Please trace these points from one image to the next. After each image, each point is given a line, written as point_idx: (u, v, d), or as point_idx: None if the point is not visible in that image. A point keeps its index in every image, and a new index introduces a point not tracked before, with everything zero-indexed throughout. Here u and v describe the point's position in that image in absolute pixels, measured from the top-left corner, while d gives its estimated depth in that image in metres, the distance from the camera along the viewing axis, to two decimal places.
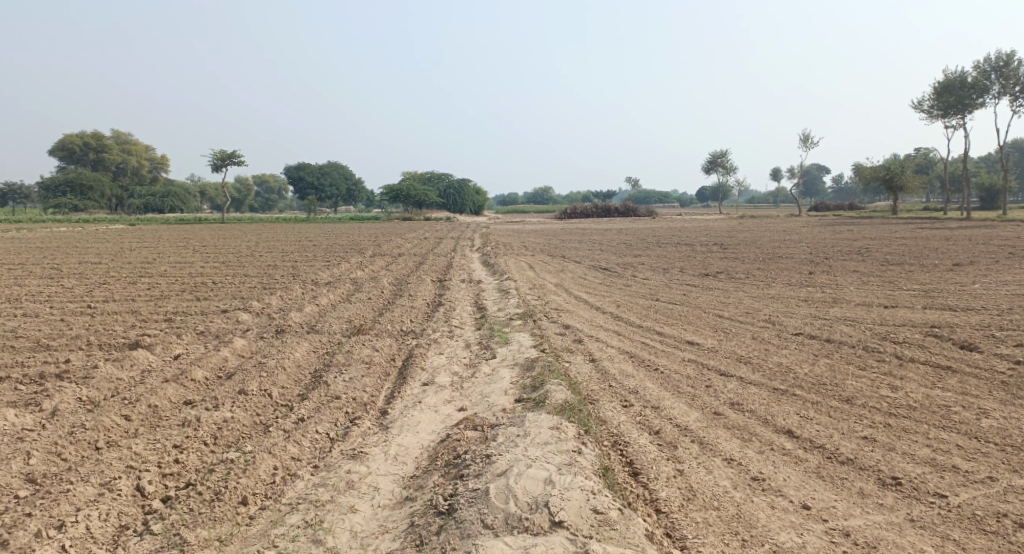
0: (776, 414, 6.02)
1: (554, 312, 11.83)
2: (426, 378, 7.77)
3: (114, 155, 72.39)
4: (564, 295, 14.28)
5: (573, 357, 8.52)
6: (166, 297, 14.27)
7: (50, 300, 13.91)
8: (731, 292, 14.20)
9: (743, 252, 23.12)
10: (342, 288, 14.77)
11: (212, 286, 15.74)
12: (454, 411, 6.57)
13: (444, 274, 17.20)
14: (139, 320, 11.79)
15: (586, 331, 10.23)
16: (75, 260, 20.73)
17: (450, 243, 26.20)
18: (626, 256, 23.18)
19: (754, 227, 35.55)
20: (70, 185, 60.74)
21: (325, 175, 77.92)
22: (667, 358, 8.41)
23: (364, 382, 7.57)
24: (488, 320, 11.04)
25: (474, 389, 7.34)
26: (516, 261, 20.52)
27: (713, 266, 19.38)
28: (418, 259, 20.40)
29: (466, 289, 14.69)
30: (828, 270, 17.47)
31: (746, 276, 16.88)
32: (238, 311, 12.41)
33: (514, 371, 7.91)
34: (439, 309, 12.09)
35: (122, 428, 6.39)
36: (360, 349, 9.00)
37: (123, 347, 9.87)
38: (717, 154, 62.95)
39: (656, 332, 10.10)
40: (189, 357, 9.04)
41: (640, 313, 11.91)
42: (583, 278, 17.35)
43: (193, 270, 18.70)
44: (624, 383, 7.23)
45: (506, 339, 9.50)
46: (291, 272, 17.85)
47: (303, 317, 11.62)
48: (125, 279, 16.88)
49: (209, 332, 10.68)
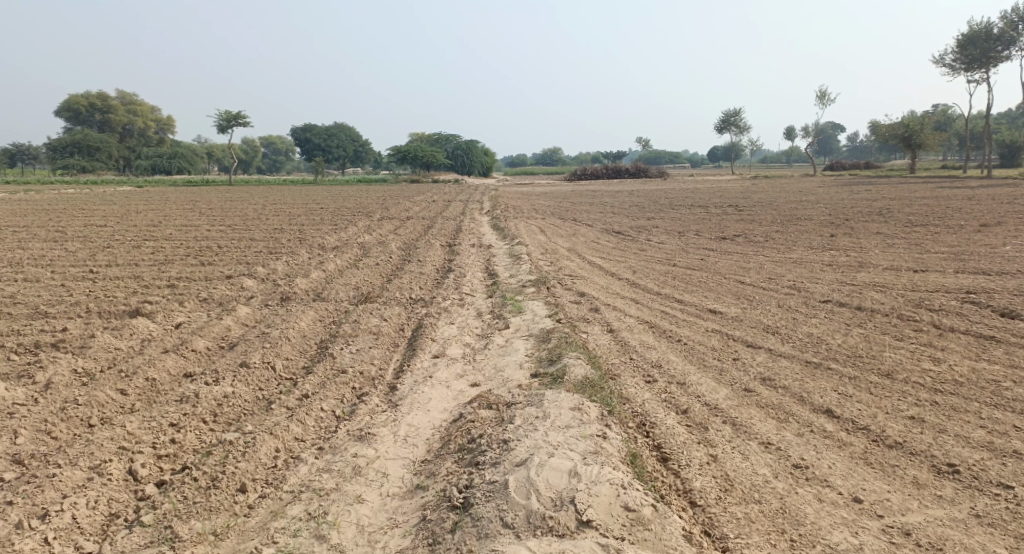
0: (811, 392, 5.60)
1: (568, 278, 11.42)
2: (436, 350, 7.40)
3: (121, 116, 71.86)
4: (578, 260, 13.84)
5: (591, 327, 8.13)
6: (170, 261, 13.91)
7: (52, 265, 13.57)
8: (751, 256, 13.70)
9: (759, 214, 22.55)
10: (350, 253, 14.37)
11: (218, 250, 15.35)
12: (467, 387, 6.21)
13: (454, 238, 16.74)
14: (141, 286, 11.45)
15: (603, 298, 9.81)
16: (79, 223, 20.39)
17: (459, 205, 25.68)
18: (639, 218, 22.66)
19: (769, 187, 34.85)
20: (78, 146, 60.46)
21: (332, 136, 77.09)
22: (689, 328, 8.00)
23: (372, 355, 7.21)
24: (500, 287, 10.64)
25: (487, 362, 6.97)
26: (527, 224, 20.04)
27: (729, 229, 18.84)
28: (427, 222, 19.98)
29: (476, 254, 14.26)
30: (850, 231, 16.93)
31: (765, 239, 16.36)
32: (243, 277, 12.04)
33: (529, 343, 7.53)
34: (449, 275, 11.68)
35: (116, 403, 6.06)
36: (367, 318, 8.63)
37: (123, 315, 9.55)
38: (729, 113, 61.67)
39: (676, 300, 9.67)
40: (191, 326, 8.70)
41: (658, 279, 11.46)
42: (595, 242, 16.87)
43: (198, 233, 18.36)
44: (647, 356, 6.84)
45: (519, 308, 9.10)
46: (298, 236, 17.47)
47: (309, 284, 11.24)
48: (130, 243, 16.52)
49: (212, 298, 10.33)
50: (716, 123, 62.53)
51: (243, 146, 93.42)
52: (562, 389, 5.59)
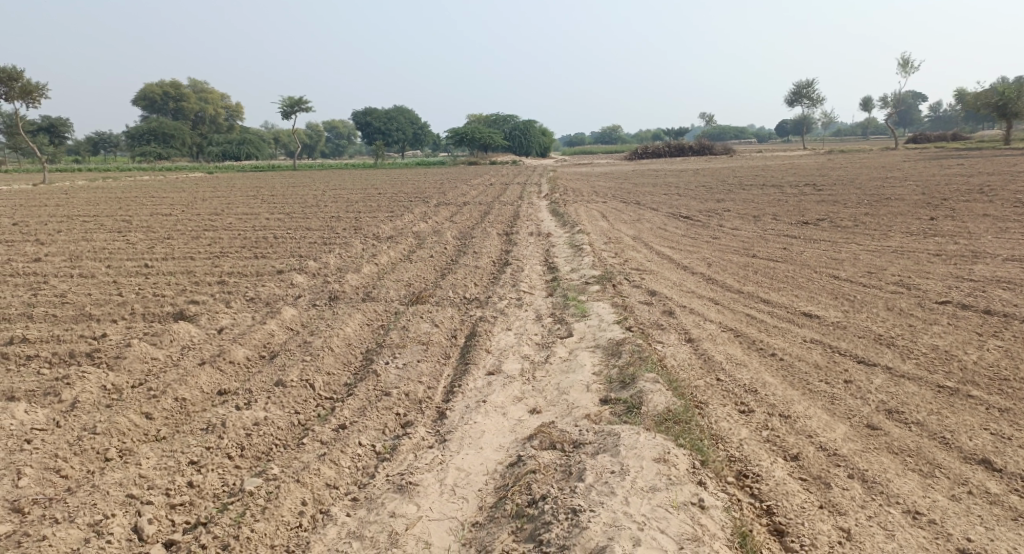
0: (955, 431, 4.63)
1: (636, 273, 10.40)
2: (492, 365, 6.52)
3: (193, 103, 73.35)
4: (646, 251, 12.75)
5: (666, 336, 7.13)
6: (223, 255, 13.32)
7: (105, 259, 13.12)
8: (842, 244, 12.42)
9: (842, 194, 20.95)
10: (404, 244, 13.56)
11: (272, 243, 14.74)
12: (526, 417, 5.34)
13: (511, 225, 15.83)
14: (190, 282, 10.81)
15: (678, 299, 8.75)
16: (142, 212, 20.19)
17: (517, 189, 24.71)
18: (708, 200, 21.32)
19: (848, 164, 32.69)
20: (153, 135, 61.99)
21: (392, 119, 76.99)
22: (783, 338, 6.89)
23: (420, 371, 6.38)
24: (562, 284, 9.70)
25: (550, 382, 6.06)
26: (588, 209, 18.96)
27: (810, 212, 17.36)
28: (484, 208, 19.11)
29: (537, 244, 13.31)
30: (951, 214, 15.36)
31: (854, 224, 14.91)
32: (293, 273, 11.34)
33: (597, 356, 6.59)
34: (507, 269, 10.78)
35: (140, 430, 5.27)
36: (417, 324, 7.79)
37: (166, 317, 8.78)
38: (800, 86, 58.78)
39: (763, 301, 8.53)
40: (233, 331, 7.95)
41: (738, 274, 10.31)
42: (664, 228, 15.72)
43: (256, 222, 17.88)
44: (737, 376, 5.80)
45: (584, 311, 8.15)
46: (354, 225, 16.82)
47: (360, 280, 10.45)
48: (187, 234, 16.09)
49: (260, 298, 9.56)
50: (787, 96, 59.71)
51: (307, 130, 94.39)
52: (641, 426, 4.67)
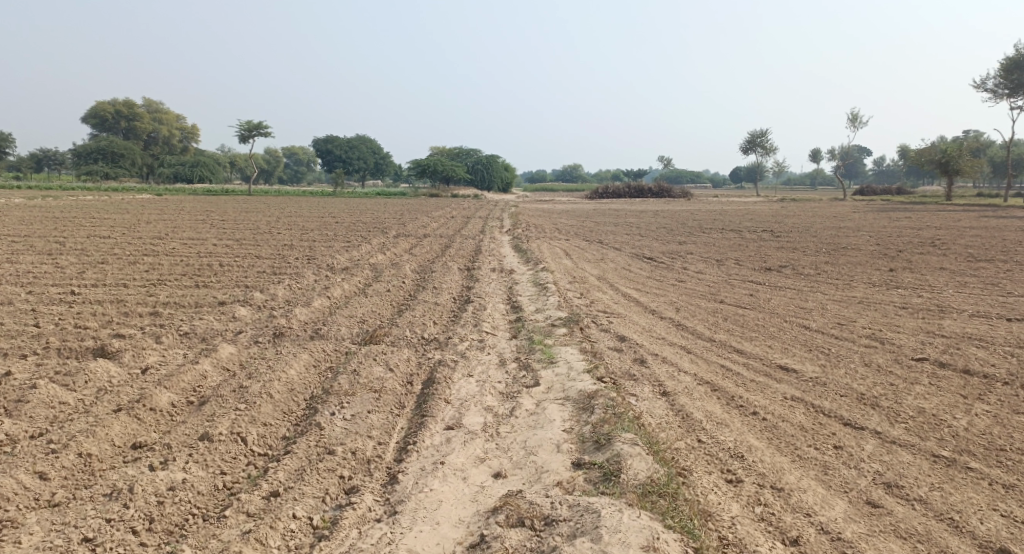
0: (964, 512, 4.22)
1: (602, 316, 9.94)
2: (451, 418, 5.92)
3: (146, 123, 71.56)
4: (611, 292, 12.35)
5: (639, 389, 6.63)
6: (162, 282, 12.48)
7: (32, 284, 12.16)
8: (807, 293, 12.21)
9: (800, 241, 20.99)
10: (360, 276, 12.90)
11: (217, 271, 13.91)
12: (489, 484, 4.78)
13: (472, 260, 15.31)
14: (120, 313, 9.97)
15: (648, 346, 8.30)
16: (82, 233, 19.11)
17: (478, 223, 24.26)
18: (670, 242, 21.16)
19: (803, 212, 33.18)
20: (101, 153, 60.09)
21: (352, 148, 76.32)
22: (762, 394, 6.46)
23: (370, 423, 5.74)
24: (526, 325, 9.17)
25: (516, 439, 5.49)
26: (550, 247, 18.56)
27: (772, 258, 17.28)
28: (444, 242, 18.57)
29: (498, 281, 12.80)
30: (911, 265, 15.36)
31: (816, 272, 14.77)
32: (237, 305, 10.58)
33: (566, 410, 6.04)
34: (467, 308, 10.21)
35: (31, 495, 4.74)
36: (369, 367, 7.13)
37: (87, 353, 7.97)
38: (755, 134, 60.07)
39: (737, 352, 8.13)
40: (161, 371, 7.21)
41: (707, 321, 9.95)
42: (627, 269, 15.38)
43: (202, 248, 17.01)
44: (720, 438, 5.33)
45: (551, 357, 7.61)
46: (306, 255, 16.10)
47: (309, 315, 9.74)
48: (127, 259, 15.14)
49: (196, 332, 8.79)
50: (742, 143, 60.95)
51: (264, 156, 92.97)
52: (624, 504, 4.16)
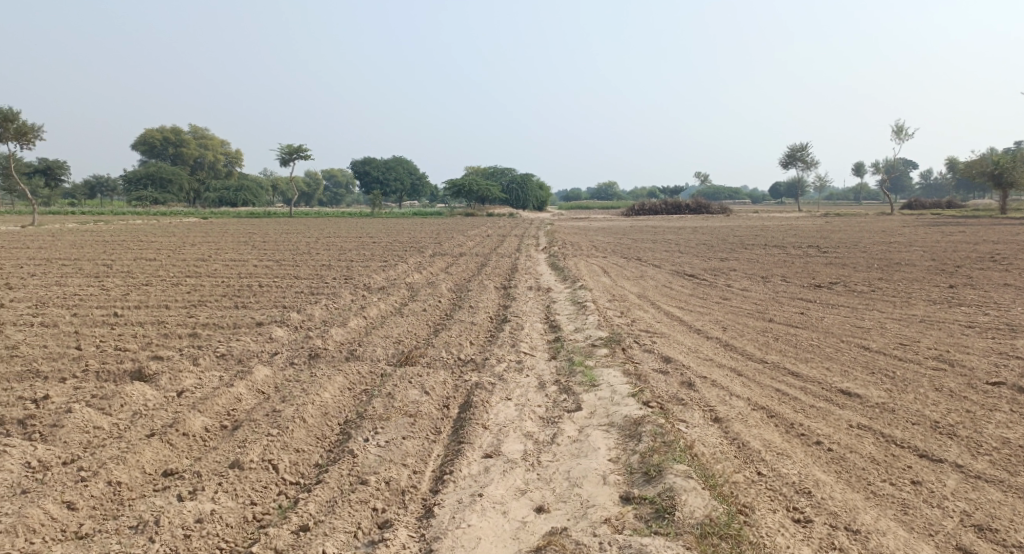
0: None
1: (646, 336, 9.54)
2: (489, 445, 5.59)
3: (192, 149, 73.22)
4: (653, 311, 11.92)
5: (689, 415, 6.23)
6: (201, 304, 12.43)
7: (76, 306, 12.21)
8: (862, 312, 11.64)
9: (849, 256, 20.27)
10: (396, 296, 12.70)
11: (256, 292, 13.83)
12: (531, 519, 4.42)
13: (509, 279, 15.02)
14: (159, 334, 9.85)
15: (696, 368, 7.88)
16: (127, 256, 19.37)
17: (515, 242, 24.01)
18: (712, 259, 20.61)
19: (850, 226, 32.21)
20: (151, 178, 61.54)
21: (389, 169, 76.99)
22: (825, 422, 6.07)
23: (405, 450, 5.44)
24: (566, 345, 8.82)
25: (559, 469, 5.13)
26: (588, 264, 18.17)
27: (821, 274, 16.65)
28: (481, 260, 18.33)
29: (536, 300, 12.47)
30: (971, 282, 14.62)
31: (870, 289, 14.14)
32: (273, 326, 10.42)
33: (612, 438, 5.67)
34: (505, 327, 9.90)
35: (56, 526, 4.53)
36: (405, 390, 6.85)
37: (124, 377, 7.81)
38: (796, 148, 58.93)
39: (792, 375, 7.71)
40: (196, 394, 7.01)
41: (757, 341, 9.48)
42: (669, 287, 14.92)
43: (242, 269, 17.03)
44: (782, 471, 4.91)
45: (593, 380, 7.24)
46: (343, 275, 15.99)
47: (345, 336, 9.51)
48: (169, 280, 15.17)
49: (232, 354, 8.60)
50: (783, 158, 59.82)
51: (305, 179, 94.53)
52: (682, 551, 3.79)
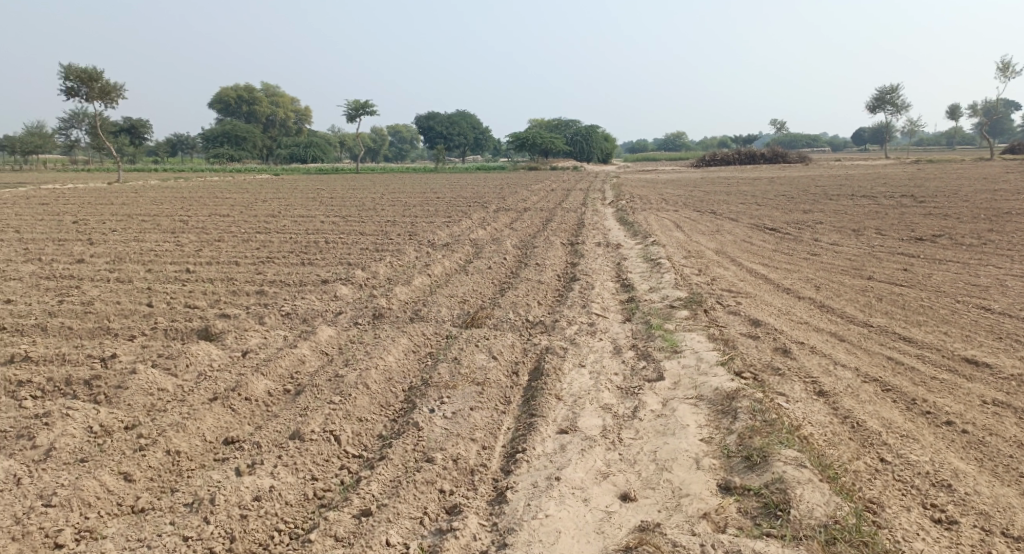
0: None
1: (730, 296, 8.80)
2: (566, 418, 5.04)
3: (264, 107, 74.25)
4: (734, 267, 11.11)
5: (790, 387, 5.55)
6: (269, 260, 12.19)
7: (148, 262, 12.12)
8: (973, 270, 10.60)
9: (949, 206, 18.76)
10: (461, 253, 12.22)
11: (322, 248, 13.55)
12: (617, 509, 3.88)
13: (577, 235, 14.33)
14: (227, 291, 9.56)
15: (790, 332, 7.15)
16: (201, 212, 19.44)
17: (582, 195, 23.17)
18: (794, 211, 19.39)
19: (943, 174, 30.07)
20: (227, 136, 62.81)
21: (455, 123, 76.39)
22: (952, 398, 5.40)
23: (473, 423, 4.94)
24: (642, 306, 8.17)
25: (645, 448, 4.55)
26: (660, 219, 17.30)
27: (920, 226, 15.37)
28: (547, 215, 17.67)
29: (607, 257, 11.78)
30: None
31: (979, 243, 12.94)
32: (339, 283, 10.05)
33: (703, 413, 5.05)
34: (576, 286, 9.29)
35: (111, 500, 4.21)
36: (471, 355, 6.35)
37: (190, 334, 7.50)
38: (883, 91, 55.37)
39: (904, 341, 7.00)
40: (260, 353, 6.60)
41: (857, 302, 8.64)
42: (749, 242, 13.99)
43: (309, 225, 16.83)
44: (910, 458, 4.24)
45: (675, 345, 6.60)
46: (409, 231, 15.60)
47: (409, 296, 9.06)
48: (239, 236, 15.06)
49: (297, 313, 8.21)
50: (869, 102, 56.38)
51: (372, 135, 94.96)
52: None
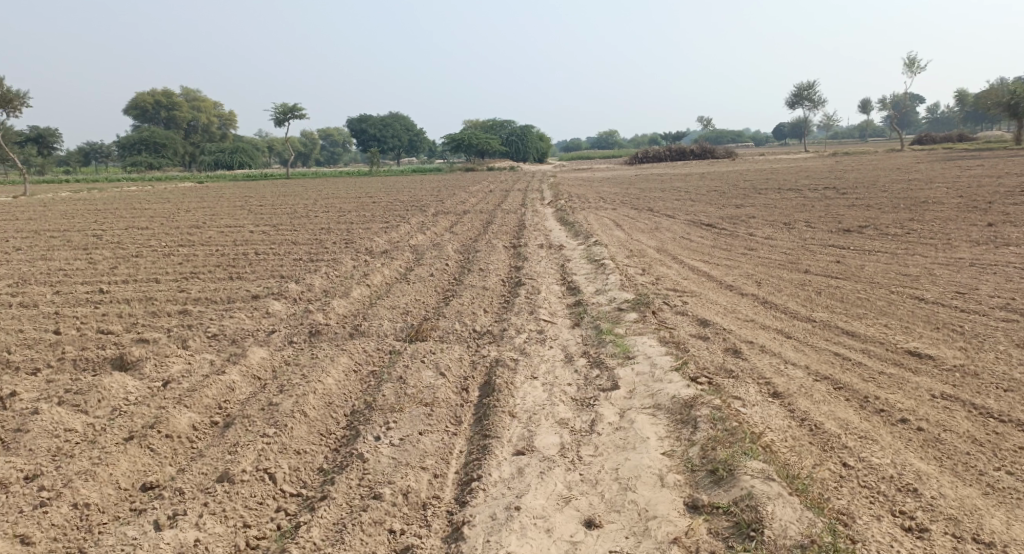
0: None
1: (676, 295, 8.72)
2: (520, 438, 4.80)
3: (185, 113, 71.52)
4: (676, 265, 11.08)
5: (745, 390, 5.44)
6: (193, 276, 11.52)
7: (59, 283, 11.29)
8: (903, 260, 10.87)
9: (872, 197, 19.38)
10: (400, 260, 11.84)
11: (252, 261, 12.93)
12: (581, 540, 3.67)
13: (517, 237, 14.14)
14: (147, 312, 8.92)
15: (738, 331, 7.09)
16: (118, 225, 18.38)
17: (519, 196, 22.99)
18: (727, 206, 19.69)
19: (862, 165, 31.16)
20: (145, 144, 60.17)
21: (386, 127, 75.36)
22: (902, 392, 5.39)
23: (422, 449, 4.64)
24: (590, 310, 8.00)
25: (605, 466, 4.35)
26: (599, 217, 17.27)
27: (848, 217, 15.79)
28: (486, 218, 17.40)
29: (549, 259, 11.60)
30: (1009, 219, 13.81)
31: (904, 232, 13.33)
32: (270, 298, 9.53)
33: (661, 424, 4.88)
34: (520, 291, 9.06)
35: None
36: (417, 373, 6.02)
37: (104, 364, 6.91)
38: (802, 87, 57.27)
39: (848, 335, 7.03)
40: (184, 381, 6.10)
41: (799, 296, 8.69)
42: (688, 238, 14.06)
43: (237, 236, 16.08)
44: (874, 462, 4.16)
45: (627, 351, 6.43)
46: (343, 239, 15.09)
47: (347, 309, 8.64)
48: (160, 251, 14.25)
49: (225, 333, 7.69)
50: (789, 98, 58.24)
51: (301, 140, 92.85)
52: None
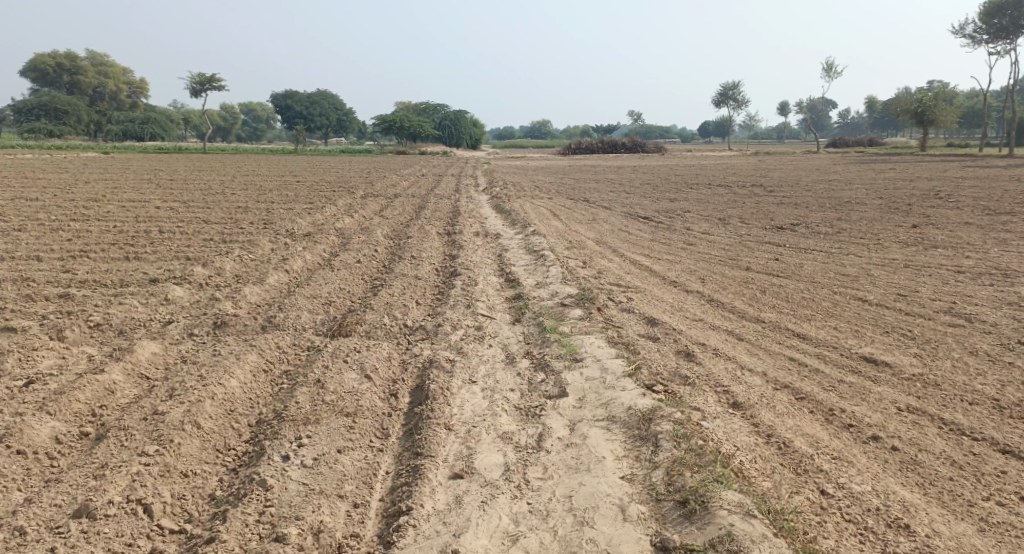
0: None
1: (620, 291, 8.23)
2: (457, 457, 4.16)
3: (92, 78, 66.98)
4: (616, 259, 10.63)
5: (705, 400, 4.95)
6: (85, 255, 10.31)
7: None
8: (840, 260, 10.73)
9: (799, 195, 19.50)
10: (324, 244, 10.96)
11: (155, 240, 11.74)
12: None
13: (451, 223, 13.42)
14: (22, 295, 7.79)
15: (688, 332, 6.63)
16: (5, 195, 16.64)
17: (451, 181, 22.23)
18: (661, 200, 19.50)
19: (784, 165, 31.66)
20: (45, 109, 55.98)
21: (312, 104, 72.83)
22: (868, 405, 5.02)
23: (341, 472, 3.95)
24: (530, 305, 7.40)
25: (556, 493, 3.77)
26: (534, 206, 16.72)
27: (778, 215, 15.77)
28: (418, 202, 16.57)
29: (484, 248, 10.95)
30: (933, 222, 13.97)
31: (835, 231, 13.29)
32: (172, 283, 8.52)
33: (617, 441, 4.33)
34: (454, 282, 8.38)
35: None
36: (338, 374, 5.28)
37: None
38: (727, 86, 58.30)
39: (800, 338, 6.67)
40: (53, 380, 5.17)
41: (745, 295, 8.34)
42: (626, 231, 13.67)
43: (142, 212, 14.73)
44: (855, 490, 3.73)
45: (574, 352, 5.86)
46: (261, 218, 14.02)
47: (260, 298, 7.77)
48: (50, 225, 12.84)
49: (112, 323, 6.71)
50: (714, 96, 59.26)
51: (222, 114, 88.84)
52: None
